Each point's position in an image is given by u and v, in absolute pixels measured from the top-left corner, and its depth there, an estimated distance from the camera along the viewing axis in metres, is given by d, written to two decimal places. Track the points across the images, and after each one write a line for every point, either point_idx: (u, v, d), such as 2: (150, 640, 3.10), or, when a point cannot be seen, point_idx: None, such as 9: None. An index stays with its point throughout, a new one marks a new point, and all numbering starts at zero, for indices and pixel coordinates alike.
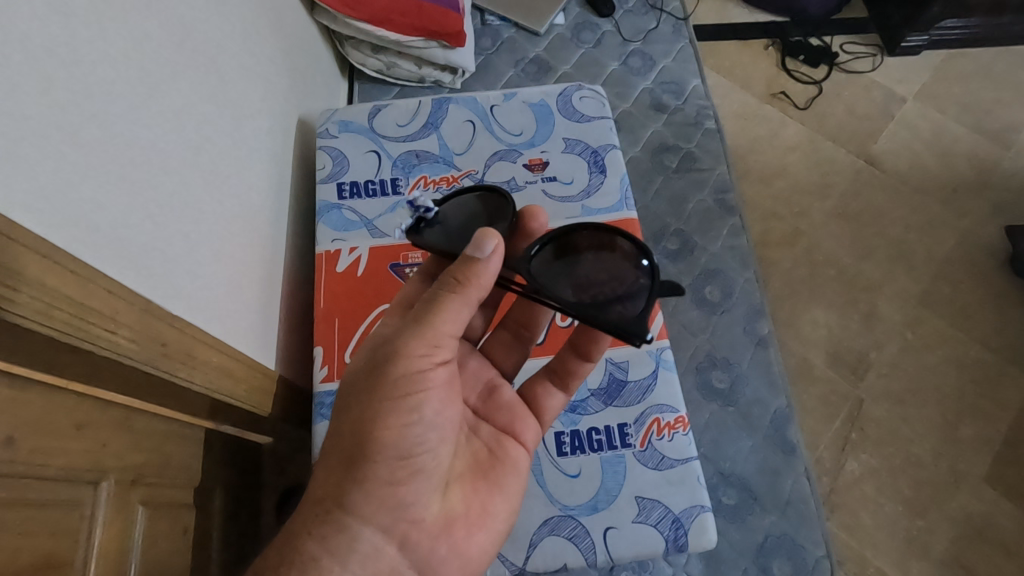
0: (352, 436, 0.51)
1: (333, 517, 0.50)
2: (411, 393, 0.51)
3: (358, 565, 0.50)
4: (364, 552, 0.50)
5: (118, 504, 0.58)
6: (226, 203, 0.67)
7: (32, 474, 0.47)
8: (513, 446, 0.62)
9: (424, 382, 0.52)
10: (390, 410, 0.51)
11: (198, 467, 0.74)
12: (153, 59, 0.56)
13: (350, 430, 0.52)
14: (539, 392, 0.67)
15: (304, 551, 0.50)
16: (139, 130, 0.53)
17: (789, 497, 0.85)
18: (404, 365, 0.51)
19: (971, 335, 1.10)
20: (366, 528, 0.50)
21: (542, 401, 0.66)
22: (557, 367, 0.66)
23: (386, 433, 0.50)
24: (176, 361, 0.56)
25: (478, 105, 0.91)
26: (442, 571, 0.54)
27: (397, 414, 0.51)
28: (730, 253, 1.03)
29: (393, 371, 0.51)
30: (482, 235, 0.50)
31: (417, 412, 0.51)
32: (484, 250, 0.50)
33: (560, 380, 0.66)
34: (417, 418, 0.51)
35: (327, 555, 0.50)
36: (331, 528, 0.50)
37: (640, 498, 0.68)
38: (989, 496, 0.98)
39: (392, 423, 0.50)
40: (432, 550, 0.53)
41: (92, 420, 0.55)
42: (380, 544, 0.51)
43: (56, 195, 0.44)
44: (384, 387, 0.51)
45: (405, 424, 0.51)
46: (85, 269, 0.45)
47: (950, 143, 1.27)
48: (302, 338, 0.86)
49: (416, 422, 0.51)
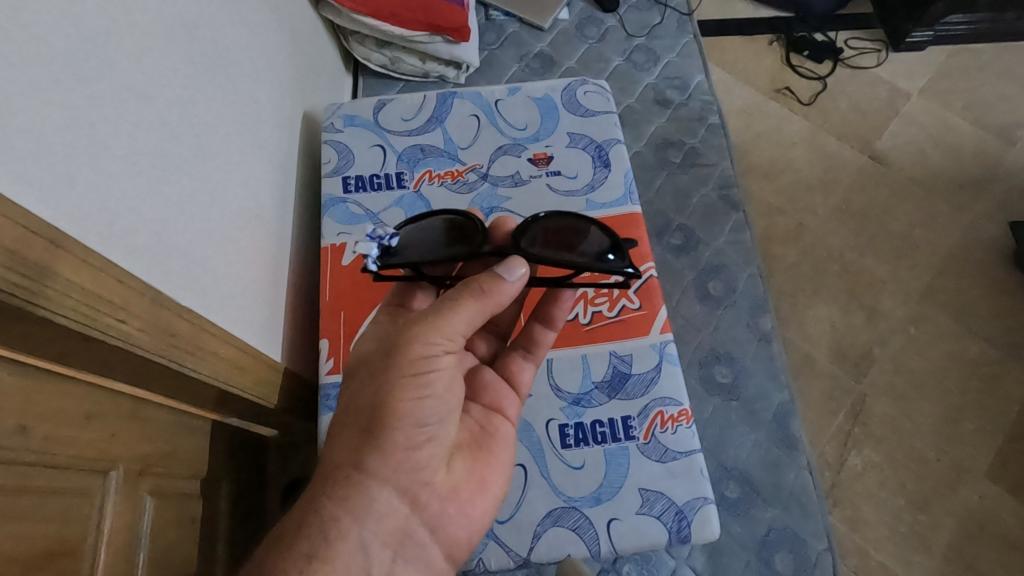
0: (367, 407, 0.52)
1: (350, 481, 0.51)
2: (425, 370, 0.53)
3: (375, 524, 0.51)
4: (380, 512, 0.51)
5: (127, 494, 0.59)
6: (232, 195, 0.67)
7: (43, 463, 0.48)
8: (503, 423, 0.62)
9: (436, 361, 0.53)
10: (405, 382, 0.52)
11: (205, 458, 0.75)
12: (161, 52, 0.57)
13: (366, 401, 0.53)
14: (511, 367, 0.67)
15: (322, 513, 0.50)
16: (146, 122, 0.53)
17: (792, 491, 0.85)
18: (419, 346, 0.53)
19: (975, 330, 1.10)
20: (383, 489, 0.51)
21: (515, 374, 0.67)
22: (525, 339, 0.68)
23: (401, 404, 0.51)
24: (183, 350, 0.56)
25: (483, 99, 0.91)
26: (450, 531, 0.55)
27: (411, 386, 0.52)
28: (733, 248, 1.03)
29: (408, 350, 0.53)
30: (511, 261, 0.55)
31: (431, 386, 0.53)
32: (512, 275, 0.54)
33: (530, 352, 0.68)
34: (429, 392, 0.53)
35: (346, 515, 0.50)
36: (350, 489, 0.51)
37: (644, 490, 0.68)
38: (991, 491, 0.98)
39: (406, 395, 0.52)
40: (443, 513, 0.54)
41: (102, 410, 0.56)
42: (396, 505, 0.51)
43: (64, 184, 0.44)
44: (398, 363, 0.53)
45: (418, 397, 0.52)
46: (96, 259, 0.45)
47: (955, 139, 1.27)
48: (308, 331, 0.87)
49: (428, 396, 0.53)
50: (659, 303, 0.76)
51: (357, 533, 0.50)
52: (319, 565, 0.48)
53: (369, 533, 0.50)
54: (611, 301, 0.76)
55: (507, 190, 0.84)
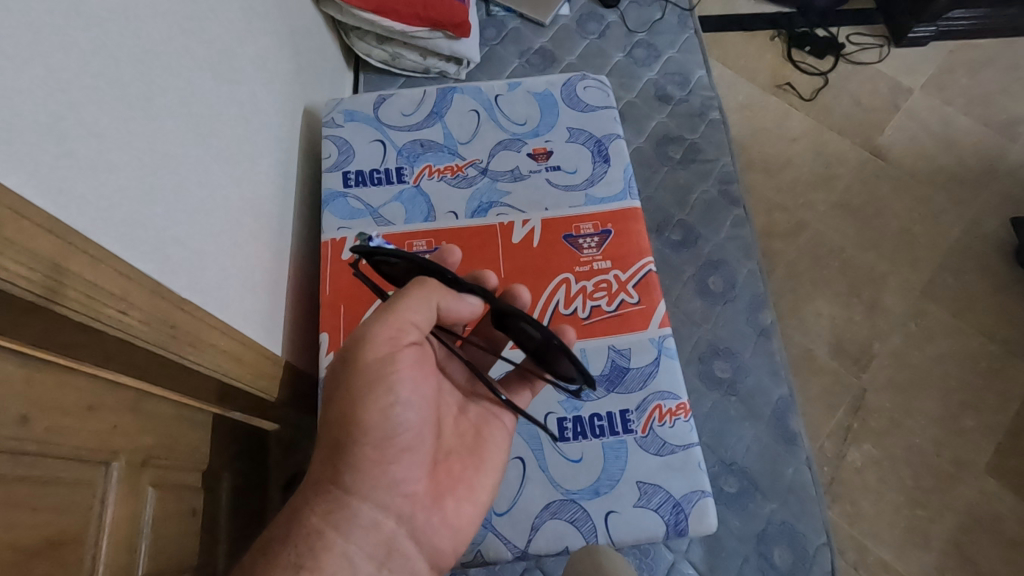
0: (336, 424, 0.52)
1: (331, 497, 0.52)
2: (386, 376, 0.52)
3: (359, 539, 0.52)
4: (364, 526, 0.52)
5: (129, 485, 0.60)
6: (233, 189, 0.68)
7: (46, 452, 0.49)
8: (490, 430, 0.62)
9: (396, 366, 0.53)
10: (369, 393, 0.52)
11: (206, 451, 0.75)
12: (162, 45, 0.57)
13: (334, 416, 0.52)
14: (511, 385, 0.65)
15: (307, 525, 0.51)
16: (147, 114, 0.54)
17: (791, 485, 0.86)
18: (374, 352, 0.52)
19: (976, 327, 1.10)
20: (362, 504, 0.52)
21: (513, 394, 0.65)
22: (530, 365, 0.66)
23: (369, 417, 0.51)
24: (184, 343, 0.56)
25: (482, 95, 0.91)
26: (436, 542, 0.56)
27: (376, 396, 0.52)
28: (733, 244, 1.03)
29: (366, 359, 0.52)
30: (478, 273, 0.58)
31: (396, 394, 0.53)
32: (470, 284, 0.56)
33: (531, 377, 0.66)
34: (395, 399, 0.53)
35: (330, 528, 0.51)
36: (332, 503, 0.52)
37: (642, 483, 0.69)
38: (990, 487, 0.98)
39: (371, 407, 0.52)
40: (428, 523, 0.55)
41: (104, 402, 0.56)
42: (376, 520, 0.52)
43: (67, 175, 0.44)
44: (358, 375, 0.52)
45: (384, 408, 0.52)
46: (98, 250, 0.46)
47: (957, 135, 1.27)
48: (309, 325, 0.87)
49: (396, 404, 0.52)
50: (658, 298, 0.77)
51: (342, 546, 0.51)
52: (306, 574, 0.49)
53: (354, 547, 0.51)
54: (609, 295, 0.77)
55: (506, 185, 0.85)
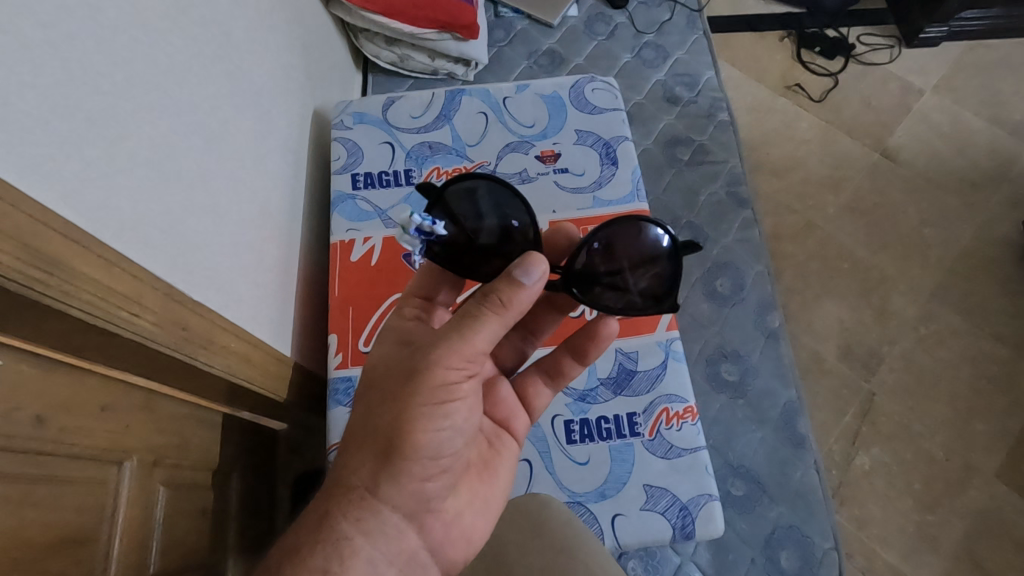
0: (387, 435, 0.50)
1: (365, 502, 0.50)
2: (448, 398, 0.51)
3: (385, 545, 0.51)
4: (390, 535, 0.51)
5: (140, 483, 0.60)
6: (243, 191, 0.68)
7: (61, 452, 0.50)
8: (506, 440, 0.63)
9: (457, 390, 0.51)
10: (427, 413, 0.50)
11: (216, 450, 0.76)
12: (173, 51, 0.58)
13: (387, 427, 0.50)
14: (527, 387, 0.66)
15: (337, 530, 0.50)
16: (155, 116, 0.54)
17: (799, 489, 0.85)
18: (445, 372, 0.50)
19: (986, 330, 1.09)
20: (393, 515, 0.51)
21: (530, 396, 0.66)
22: (578, 345, 0.64)
23: (422, 437, 0.50)
24: (196, 345, 0.57)
25: (490, 96, 0.92)
26: (450, 552, 0.55)
27: (432, 416, 0.50)
28: (741, 246, 1.03)
29: (432, 377, 0.50)
30: (530, 261, 0.50)
31: (451, 416, 0.51)
32: (530, 277, 0.50)
33: (551, 378, 0.67)
34: (449, 422, 0.51)
35: (359, 535, 0.50)
36: (365, 510, 0.50)
37: (648, 486, 0.68)
38: (1000, 492, 0.97)
39: (428, 426, 0.50)
40: (446, 535, 0.55)
41: (116, 402, 0.57)
42: (404, 529, 0.52)
43: (74, 177, 0.44)
44: (421, 390, 0.50)
45: (438, 428, 0.51)
46: (112, 255, 0.46)
47: (968, 136, 1.26)
48: (316, 325, 0.88)
49: (448, 427, 0.51)
50: None
51: (368, 553, 0.49)
52: None
53: (379, 556, 0.50)
54: None
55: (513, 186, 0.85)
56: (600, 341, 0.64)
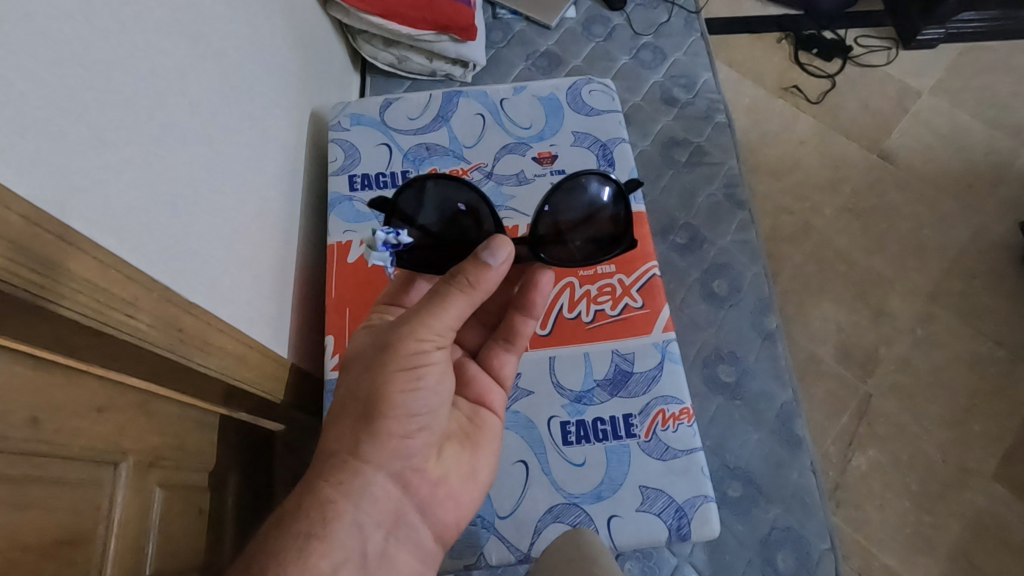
0: (364, 398, 0.52)
1: (347, 466, 0.51)
2: (420, 362, 0.53)
3: (370, 507, 0.51)
4: (375, 496, 0.51)
5: (135, 485, 0.60)
6: (239, 191, 0.68)
7: (56, 454, 0.50)
8: (489, 415, 0.63)
9: (428, 356, 0.53)
10: (400, 375, 0.52)
11: (212, 451, 0.76)
12: (169, 52, 0.58)
13: (363, 391, 0.52)
14: (492, 359, 0.67)
15: (320, 496, 0.50)
16: (150, 115, 0.54)
17: (795, 490, 0.85)
18: (417, 337, 0.53)
19: (983, 331, 1.09)
20: (377, 474, 0.52)
21: (495, 366, 0.67)
22: (521, 299, 0.66)
23: (397, 397, 0.52)
24: (191, 346, 0.57)
25: (488, 98, 0.92)
26: (438, 513, 0.56)
27: (405, 378, 0.52)
28: (739, 247, 1.03)
29: (403, 342, 0.52)
30: (497, 243, 0.54)
31: (425, 378, 0.53)
32: (496, 259, 0.53)
33: (509, 343, 0.67)
34: (422, 384, 0.53)
35: (342, 498, 0.50)
36: (347, 474, 0.51)
37: (644, 487, 0.68)
38: (997, 492, 0.97)
39: (402, 386, 0.52)
40: (433, 498, 0.56)
41: (112, 403, 0.57)
42: (388, 490, 0.52)
43: (69, 178, 0.44)
44: (393, 355, 0.52)
45: (411, 389, 0.52)
46: (107, 256, 0.46)
47: (965, 138, 1.26)
48: (314, 327, 0.88)
49: (422, 389, 0.53)
50: (662, 302, 0.77)
51: (352, 515, 0.50)
52: (317, 543, 0.48)
53: (364, 517, 0.51)
54: (613, 299, 0.77)
55: (510, 188, 0.85)
56: (539, 288, 0.65)
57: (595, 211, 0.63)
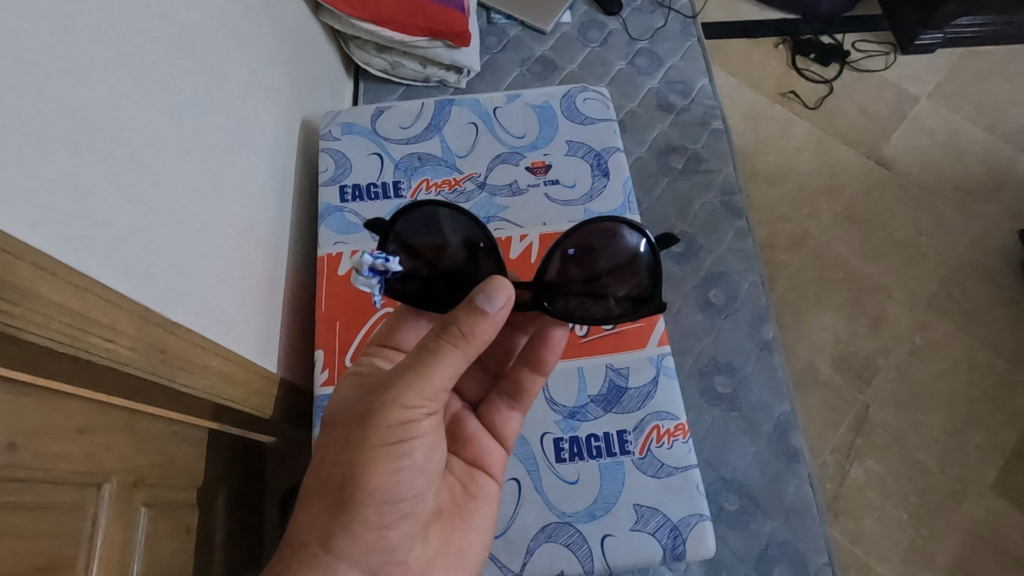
0: (342, 482, 0.50)
1: (318, 558, 0.49)
2: (404, 438, 0.51)
3: None
4: None
5: (119, 506, 0.59)
6: (225, 205, 0.67)
7: (36, 477, 0.49)
8: (484, 480, 0.62)
9: (416, 428, 0.51)
10: (382, 457, 0.50)
11: (201, 467, 0.75)
12: (153, 67, 0.56)
13: (340, 472, 0.50)
14: (495, 417, 0.65)
15: None
16: (133, 132, 0.52)
17: (792, 503, 0.85)
18: (400, 411, 0.51)
19: (982, 340, 1.08)
20: (352, 569, 0.50)
21: (498, 426, 0.65)
22: (529, 353, 0.64)
23: (379, 482, 0.50)
24: (174, 367, 0.55)
25: (481, 106, 0.91)
26: None
27: (388, 459, 0.50)
28: (736, 256, 1.02)
29: (388, 419, 0.50)
30: (493, 288, 0.51)
31: (409, 458, 0.51)
32: (494, 305, 0.51)
33: (515, 401, 0.65)
34: (407, 464, 0.51)
35: None
36: (319, 567, 0.49)
37: (638, 506, 0.67)
38: (996, 504, 0.97)
39: (385, 469, 0.50)
40: None
41: (94, 424, 0.56)
42: None
43: (47, 198, 0.43)
44: (376, 434, 0.50)
45: (395, 470, 0.50)
46: (84, 281, 0.45)
47: (963, 144, 1.25)
48: (304, 338, 0.87)
49: (407, 469, 0.51)
50: (657, 315, 0.75)
51: None
52: None
53: None
54: None
55: (504, 199, 0.84)
56: (550, 344, 0.63)
57: (630, 260, 0.60)
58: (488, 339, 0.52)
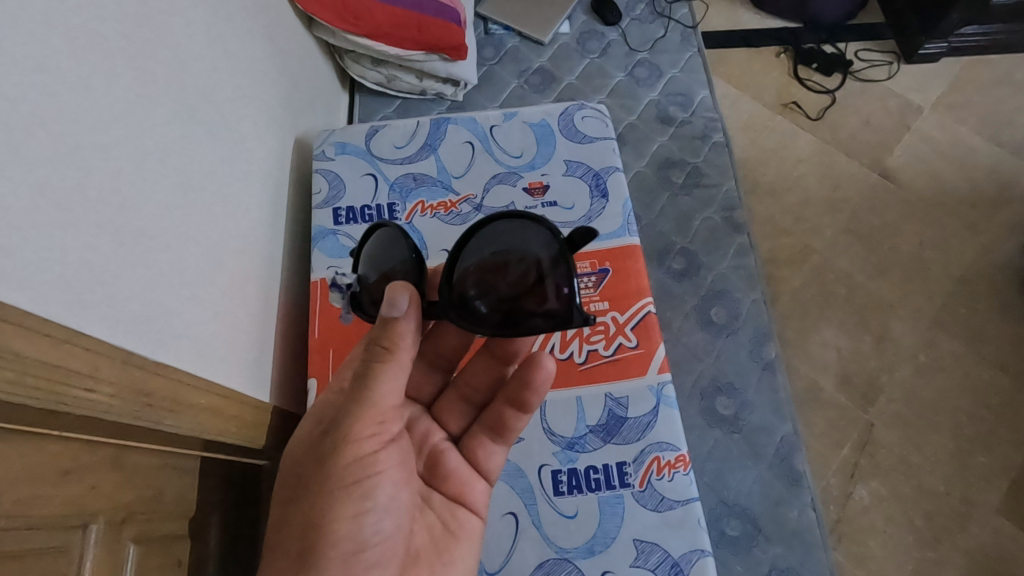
0: (305, 532, 0.50)
1: None
2: (362, 475, 0.51)
3: None
4: None
5: (107, 545, 0.58)
6: (214, 234, 0.65)
7: (19, 525, 0.47)
8: (462, 514, 0.61)
9: (374, 462, 0.52)
10: (342, 499, 0.50)
11: (193, 496, 0.74)
12: (136, 100, 0.55)
13: (302, 522, 0.50)
14: (477, 453, 0.64)
15: None
16: (114, 170, 0.51)
17: (796, 529, 0.83)
18: (352, 447, 0.51)
19: (987, 358, 1.06)
20: None
21: (481, 461, 0.64)
22: (517, 394, 0.62)
23: (339, 527, 0.50)
24: (160, 409, 0.54)
25: (477, 125, 0.89)
26: None
27: (348, 501, 0.50)
28: (737, 273, 1.00)
29: (343, 456, 0.51)
30: (392, 292, 0.50)
31: (371, 496, 0.51)
32: (399, 307, 0.50)
33: (500, 436, 0.64)
34: (369, 504, 0.51)
35: None
36: None
37: (638, 541, 0.66)
38: (1003, 527, 0.95)
39: (346, 512, 0.50)
40: None
41: (80, 464, 0.54)
42: None
43: (21, 247, 0.41)
44: (333, 474, 0.50)
45: (356, 513, 0.50)
46: (60, 331, 0.43)
47: (968, 156, 1.23)
48: (298, 363, 0.85)
49: (370, 509, 0.51)
50: (657, 342, 0.74)
51: None
52: None
53: None
54: (606, 339, 0.74)
55: None
56: (537, 385, 0.61)
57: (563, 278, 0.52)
58: (415, 343, 0.52)
